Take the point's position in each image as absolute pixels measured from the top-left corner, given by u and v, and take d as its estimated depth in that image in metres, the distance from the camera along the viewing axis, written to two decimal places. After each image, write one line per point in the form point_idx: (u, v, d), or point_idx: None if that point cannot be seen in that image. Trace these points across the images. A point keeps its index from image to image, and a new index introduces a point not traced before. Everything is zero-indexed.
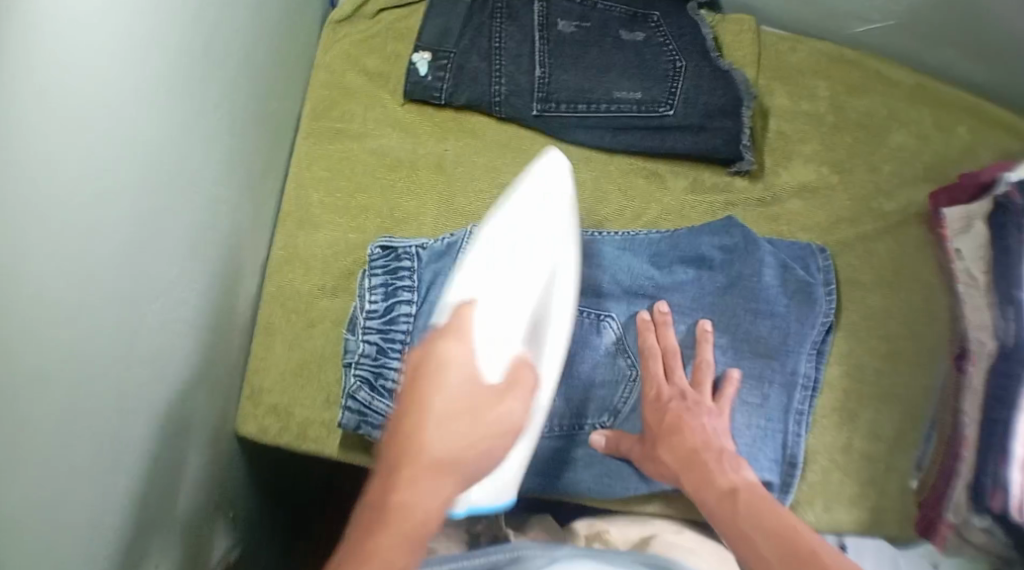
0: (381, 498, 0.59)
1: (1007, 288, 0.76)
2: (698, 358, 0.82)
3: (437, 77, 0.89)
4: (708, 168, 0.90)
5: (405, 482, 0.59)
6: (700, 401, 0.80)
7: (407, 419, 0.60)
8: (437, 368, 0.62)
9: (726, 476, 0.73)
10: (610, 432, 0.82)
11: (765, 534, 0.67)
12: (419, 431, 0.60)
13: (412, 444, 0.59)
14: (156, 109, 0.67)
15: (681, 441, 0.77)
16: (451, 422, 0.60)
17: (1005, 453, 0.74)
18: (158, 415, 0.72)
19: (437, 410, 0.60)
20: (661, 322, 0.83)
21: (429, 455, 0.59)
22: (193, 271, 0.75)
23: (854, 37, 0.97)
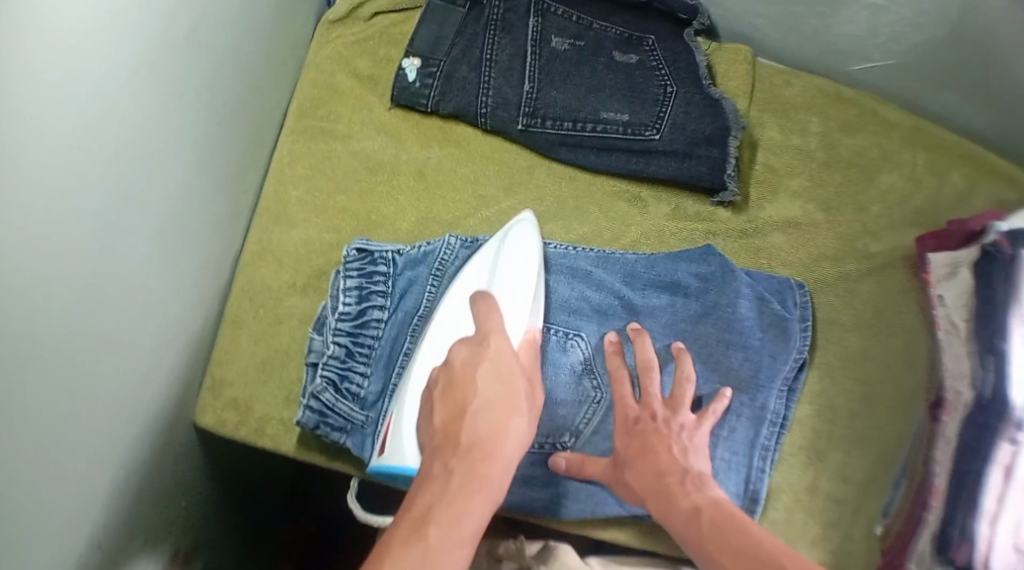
0: (465, 470, 0.65)
1: (990, 338, 0.75)
2: (679, 373, 0.81)
3: (425, 83, 0.90)
4: (692, 197, 0.89)
5: (486, 457, 0.65)
6: (671, 420, 0.79)
7: (480, 404, 0.68)
8: (496, 364, 0.71)
9: (693, 497, 0.73)
10: (573, 455, 0.80)
11: (735, 553, 0.67)
12: (502, 408, 0.68)
13: (500, 419, 0.67)
14: (134, 86, 0.67)
15: (647, 465, 0.76)
16: (519, 411, 0.68)
17: (975, 506, 0.72)
18: (116, 395, 0.72)
19: (509, 398, 0.69)
20: (637, 338, 0.82)
21: (505, 436, 0.67)
22: (159, 253, 0.74)
23: (850, 75, 0.96)
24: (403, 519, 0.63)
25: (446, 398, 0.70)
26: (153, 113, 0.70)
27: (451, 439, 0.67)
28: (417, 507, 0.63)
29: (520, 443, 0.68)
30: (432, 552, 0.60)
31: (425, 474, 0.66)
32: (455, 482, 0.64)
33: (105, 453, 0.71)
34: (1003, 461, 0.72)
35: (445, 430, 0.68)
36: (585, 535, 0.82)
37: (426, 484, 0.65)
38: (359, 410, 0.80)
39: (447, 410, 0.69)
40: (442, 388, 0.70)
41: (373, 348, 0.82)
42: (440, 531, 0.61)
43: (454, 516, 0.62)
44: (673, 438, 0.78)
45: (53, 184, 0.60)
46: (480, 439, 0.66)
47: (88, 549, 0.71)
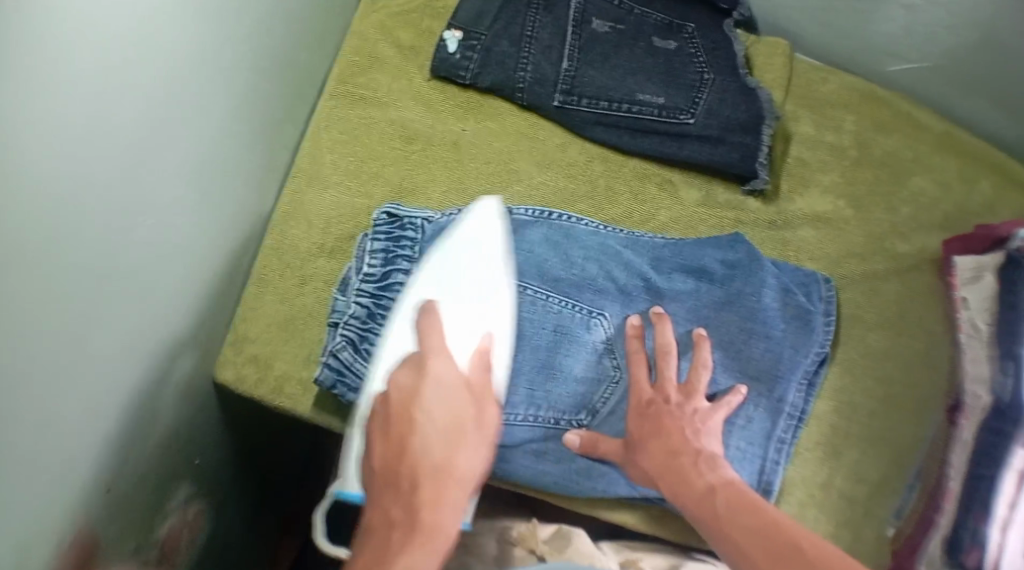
0: (409, 512, 0.69)
1: (1010, 345, 0.76)
2: (697, 361, 0.81)
3: (465, 56, 0.90)
4: (724, 185, 0.90)
5: (429, 496, 0.69)
6: (684, 405, 0.79)
7: (421, 442, 0.71)
8: (435, 396, 0.73)
9: (706, 477, 0.73)
10: (587, 433, 0.80)
11: (749, 532, 0.66)
12: (437, 450, 0.71)
13: (436, 463, 0.71)
14: (178, 27, 0.69)
15: (661, 445, 0.76)
16: (458, 447, 0.72)
17: (987, 512, 0.72)
18: (136, 337, 0.73)
19: (448, 438, 0.72)
20: (658, 321, 0.82)
21: (447, 473, 0.71)
22: (187, 201, 0.76)
23: (887, 75, 0.96)
24: (355, 567, 0.67)
25: (388, 432, 0.73)
26: (198, 62, 0.72)
27: (395, 480, 0.70)
28: (365, 554, 0.67)
29: (463, 477, 0.71)
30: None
31: (372, 516, 0.70)
32: (400, 525, 0.68)
33: (119, 393, 0.72)
34: (1016, 468, 0.72)
35: (389, 467, 0.71)
36: (595, 516, 0.83)
37: (374, 527, 0.69)
38: None
39: (390, 446, 0.72)
40: (384, 421, 0.73)
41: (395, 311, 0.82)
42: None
43: (403, 562, 0.66)
44: (683, 421, 0.78)
45: (95, 114, 0.63)
46: (422, 480, 0.70)
47: (96, 486, 0.72)
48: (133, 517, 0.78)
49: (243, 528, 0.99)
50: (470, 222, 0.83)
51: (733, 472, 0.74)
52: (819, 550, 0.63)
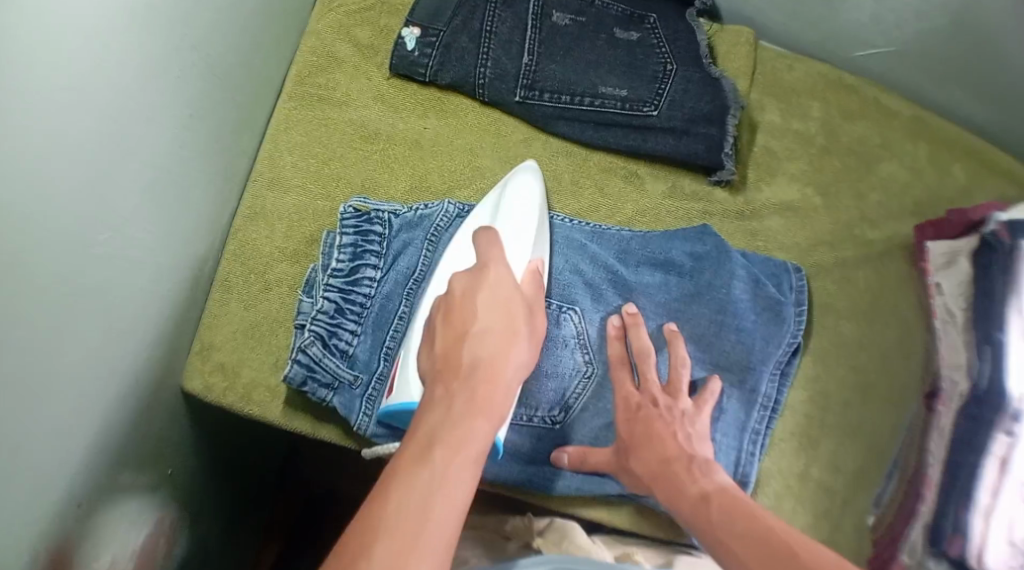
0: (467, 391, 0.63)
1: (988, 329, 0.75)
2: (675, 358, 0.80)
3: (424, 53, 0.89)
4: (690, 176, 0.89)
5: (491, 379, 0.64)
6: (673, 406, 0.78)
7: (480, 330, 0.66)
8: (492, 291, 0.68)
9: (702, 482, 0.71)
10: (574, 449, 0.80)
11: (747, 537, 0.64)
12: (501, 340, 0.66)
13: (500, 349, 0.65)
14: (128, 32, 0.68)
15: (653, 454, 0.75)
16: (519, 336, 0.67)
17: (968, 499, 0.71)
18: (101, 347, 0.72)
19: (510, 327, 0.67)
20: (632, 324, 0.81)
21: (507, 360, 0.65)
22: (147, 207, 0.75)
23: (853, 61, 0.95)
24: (407, 444, 0.61)
25: (446, 322, 0.67)
26: (151, 74, 0.71)
27: (452, 364, 0.65)
28: (418, 434, 0.62)
29: (522, 367, 0.66)
30: (435, 483, 0.59)
31: (426, 400, 0.64)
32: (456, 405, 0.63)
33: (86, 406, 0.71)
34: (998, 454, 0.71)
35: (444, 357, 0.65)
36: (571, 513, 0.82)
37: (427, 409, 0.63)
38: (347, 369, 0.80)
39: (445, 334, 0.66)
40: (441, 316, 0.68)
41: (365, 307, 0.82)
42: (445, 456, 0.60)
43: (457, 439, 0.61)
44: (676, 426, 0.76)
45: (49, 128, 0.62)
46: (482, 366, 0.64)
47: (66, 503, 0.70)
48: (108, 529, 0.77)
49: (219, 541, 0.97)
50: (521, 175, 0.84)
51: (728, 479, 0.71)
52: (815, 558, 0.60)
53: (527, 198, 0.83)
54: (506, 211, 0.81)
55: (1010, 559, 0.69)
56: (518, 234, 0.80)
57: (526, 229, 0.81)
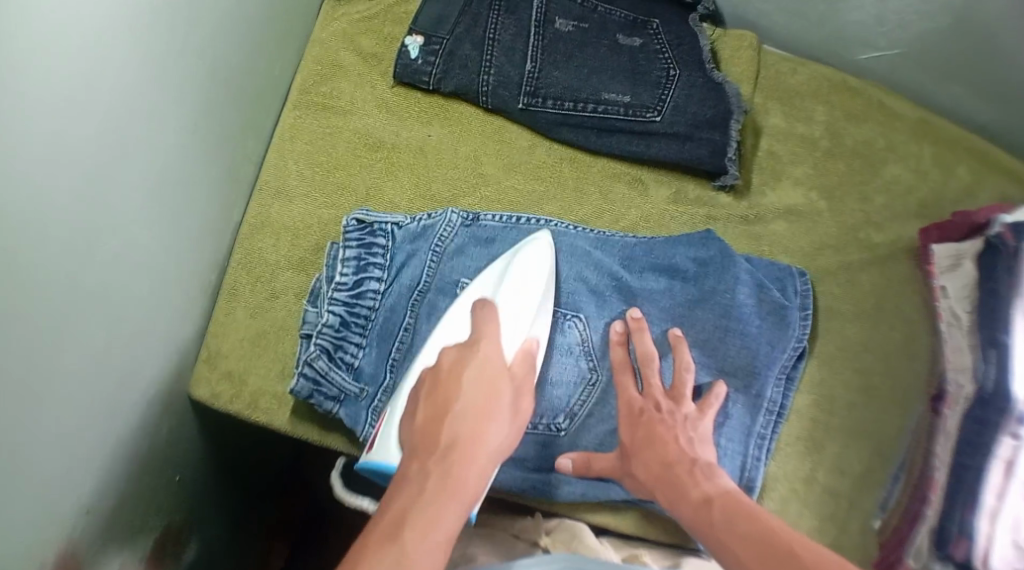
0: (442, 473, 0.64)
1: (993, 332, 0.74)
2: (677, 362, 0.81)
3: (427, 60, 0.90)
4: (693, 181, 0.89)
5: (462, 462, 0.64)
6: (675, 411, 0.78)
7: (462, 408, 0.67)
8: (481, 367, 0.70)
9: (703, 487, 0.70)
10: (579, 454, 0.81)
11: (747, 542, 0.63)
12: (482, 419, 0.67)
13: (480, 428, 0.66)
14: (133, 43, 0.69)
15: (655, 457, 0.75)
16: (499, 417, 0.68)
17: (974, 503, 0.71)
18: (106, 355, 0.73)
19: (491, 405, 0.68)
20: (636, 329, 0.82)
21: (483, 441, 0.66)
22: (152, 216, 0.75)
23: (857, 64, 0.95)
24: (380, 520, 0.61)
25: (429, 399, 0.69)
26: (154, 87, 0.72)
27: (430, 441, 0.66)
28: (390, 511, 0.62)
29: (502, 443, 0.68)
30: (406, 556, 0.59)
31: (401, 478, 0.64)
32: (429, 487, 0.63)
33: (93, 413, 0.72)
34: (1003, 457, 0.71)
35: (424, 434, 0.67)
36: (578, 518, 0.83)
37: (401, 488, 0.63)
38: (354, 381, 0.81)
39: (429, 410, 0.68)
40: (427, 389, 0.70)
41: (369, 319, 0.83)
42: (415, 537, 0.60)
43: (429, 519, 0.61)
44: (678, 431, 0.76)
45: (52, 139, 0.63)
46: (459, 445, 0.65)
47: (74, 509, 0.71)
48: (118, 536, 0.78)
49: (228, 546, 0.98)
50: (533, 243, 0.82)
51: (730, 481, 0.71)
52: (819, 555, 0.59)
53: (533, 269, 0.81)
54: (510, 280, 0.80)
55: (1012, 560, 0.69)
56: (518, 309, 0.79)
57: (526, 303, 0.79)
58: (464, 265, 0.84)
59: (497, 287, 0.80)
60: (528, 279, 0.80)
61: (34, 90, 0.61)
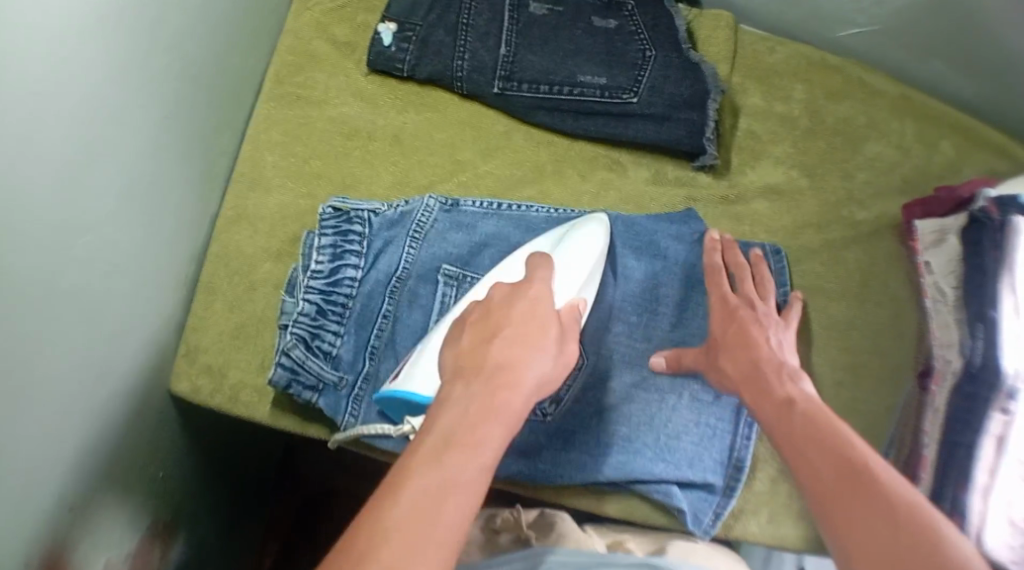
0: (486, 392, 0.59)
1: (980, 307, 0.74)
2: (756, 273, 0.82)
3: (401, 48, 0.89)
4: (671, 162, 0.89)
5: (506, 387, 0.60)
6: (767, 313, 0.79)
7: (507, 335, 0.63)
8: (533, 303, 0.66)
9: (773, 351, 0.74)
10: (670, 352, 0.81)
11: (827, 441, 0.63)
12: (524, 350, 0.63)
13: (522, 356, 0.62)
14: (99, 38, 0.68)
15: (747, 355, 0.75)
16: (544, 350, 0.63)
17: (966, 479, 0.71)
18: (82, 352, 0.72)
19: (538, 335, 0.64)
20: (728, 244, 0.83)
21: (525, 367, 0.62)
22: (126, 210, 0.74)
23: (834, 41, 0.94)
24: (421, 439, 0.57)
25: (477, 324, 0.65)
26: (124, 83, 0.71)
27: (474, 362, 0.62)
28: (434, 432, 0.57)
29: (546, 374, 0.63)
30: (453, 475, 0.55)
31: (442, 399, 0.60)
32: (474, 406, 0.59)
33: (70, 410, 0.71)
34: (995, 433, 0.71)
35: (468, 355, 0.63)
36: (562, 503, 0.82)
37: (442, 407, 0.59)
38: (332, 370, 0.80)
39: (476, 331, 0.64)
40: (477, 314, 0.66)
41: (347, 307, 0.82)
42: (457, 459, 0.56)
43: (474, 439, 0.57)
44: (758, 315, 0.78)
45: (20, 136, 0.62)
46: (501, 369, 0.61)
47: (55, 508, 0.70)
48: (105, 532, 0.77)
49: (217, 545, 0.98)
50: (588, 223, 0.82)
51: (797, 360, 0.75)
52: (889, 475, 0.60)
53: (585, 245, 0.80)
54: (565, 248, 0.80)
55: (1011, 539, 0.67)
56: (566, 276, 0.79)
57: (575, 269, 0.79)
58: (443, 245, 0.83)
59: (555, 249, 0.80)
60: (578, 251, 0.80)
61: (12, 85, 0.60)
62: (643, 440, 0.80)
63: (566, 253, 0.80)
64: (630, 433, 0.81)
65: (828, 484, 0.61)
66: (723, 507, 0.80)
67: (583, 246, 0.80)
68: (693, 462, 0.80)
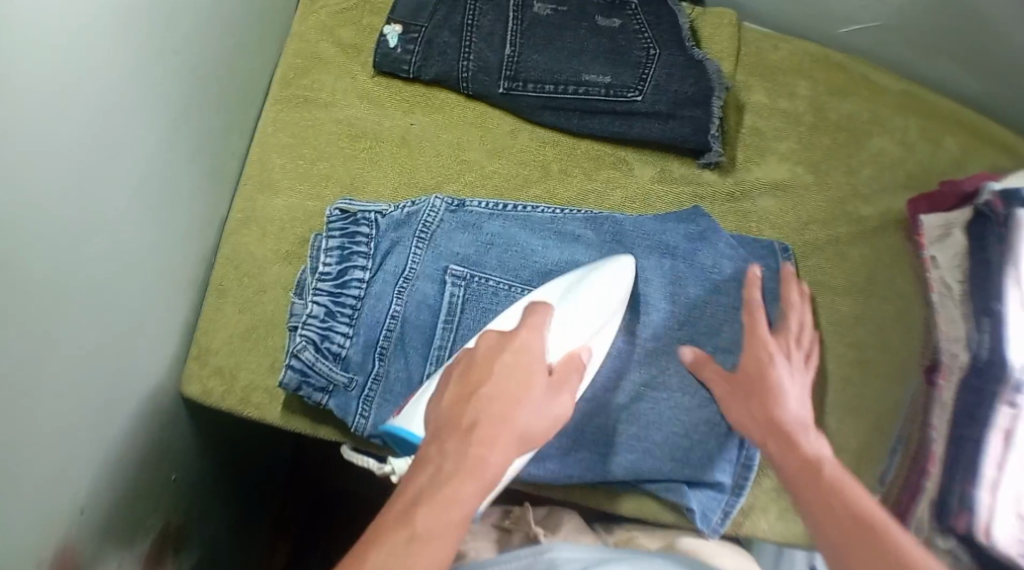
0: (463, 451, 0.61)
1: (986, 301, 0.75)
2: (787, 300, 0.82)
3: (406, 49, 0.90)
4: (678, 160, 0.89)
5: (486, 443, 0.62)
6: (794, 359, 0.79)
7: (490, 391, 0.65)
8: (518, 355, 0.68)
9: (799, 407, 0.75)
10: (700, 351, 0.81)
11: (835, 499, 0.65)
12: (510, 404, 0.64)
13: (507, 407, 0.64)
14: (107, 44, 0.68)
15: (771, 405, 0.75)
16: (528, 404, 0.65)
17: (975, 474, 0.71)
18: (95, 355, 0.72)
19: (520, 390, 0.65)
20: (788, 277, 0.83)
21: (510, 422, 0.64)
22: (136, 214, 0.75)
23: (839, 38, 0.94)
24: (399, 497, 0.60)
25: (461, 377, 0.66)
26: (132, 89, 0.72)
27: (454, 418, 0.63)
28: (408, 491, 0.60)
29: (528, 425, 0.65)
30: (417, 532, 0.58)
31: (421, 455, 0.62)
32: (451, 464, 0.61)
33: (84, 412, 0.71)
34: (1002, 426, 0.71)
35: (449, 411, 0.64)
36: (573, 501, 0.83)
37: (419, 467, 0.62)
38: (342, 371, 0.81)
39: (460, 387, 0.66)
40: (461, 368, 0.67)
41: (356, 309, 0.82)
42: (429, 516, 0.58)
43: (446, 499, 0.59)
44: (789, 363, 0.79)
45: (31, 141, 0.62)
46: (481, 424, 0.63)
47: (69, 511, 0.71)
48: (117, 535, 0.77)
49: (228, 546, 0.98)
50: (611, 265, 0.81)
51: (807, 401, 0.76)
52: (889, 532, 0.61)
53: (603, 292, 0.80)
54: (579, 294, 0.79)
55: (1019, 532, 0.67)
56: (578, 323, 0.78)
57: (588, 321, 0.78)
58: (449, 246, 0.84)
59: (565, 296, 0.79)
60: (596, 300, 0.79)
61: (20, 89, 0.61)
62: (654, 439, 0.81)
63: (579, 301, 0.79)
64: (639, 432, 0.81)
65: (838, 538, 0.62)
66: (733, 504, 0.80)
67: (601, 294, 0.80)
68: (702, 460, 0.80)
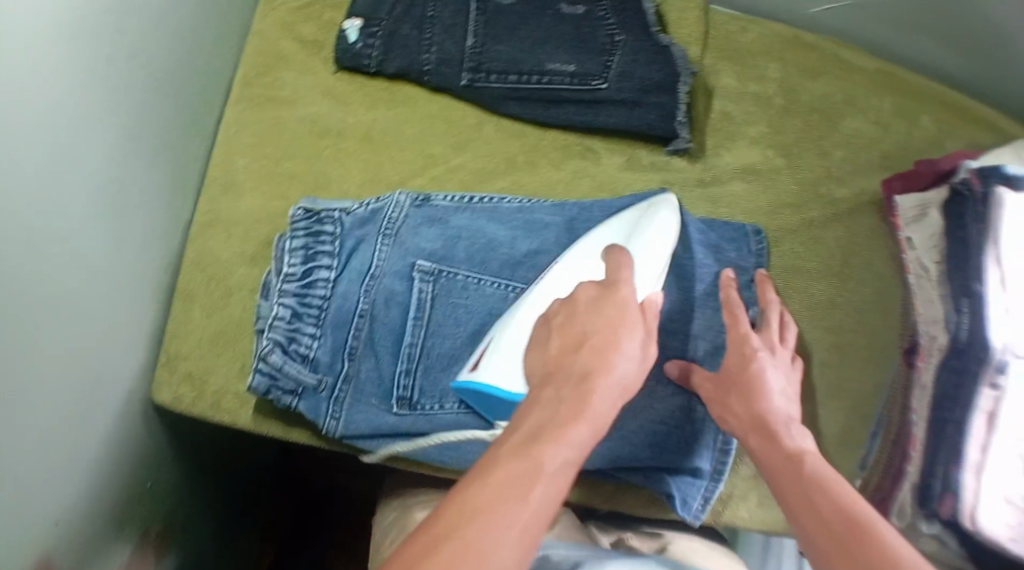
0: (578, 393, 0.60)
1: (965, 281, 0.73)
2: (765, 299, 0.80)
3: (367, 44, 0.89)
4: (644, 146, 0.88)
5: (600, 388, 0.60)
6: (777, 354, 0.76)
7: (595, 335, 0.63)
8: (620, 301, 0.65)
9: (779, 405, 0.72)
10: (684, 363, 0.79)
11: (828, 500, 0.62)
12: (614, 345, 0.62)
13: (612, 351, 0.62)
14: (57, 51, 0.67)
15: (754, 402, 0.72)
16: (630, 345, 0.63)
17: (958, 456, 0.69)
18: (63, 366, 0.71)
19: (618, 331, 0.63)
20: (762, 282, 0.81)
21: (613, 367, 0.62)
22: (98, 222, 0.74)
23: (810, 18, 0.93)
24: (515, 433, 0.59)
25: (562, 326, 0.65)
26: (87, 95, 0.71)
27: (564, 364, 0.62)
28: (527, 424, 0.59)
29: (633, 373, 0.63)
30: (541, 464, 0.57)
31: (533, 396, 0.61)
32: (566, 406, 0.60)
33: (54, 425, 0.71)
34: (985, 408, 0.69)
35: (556, 356, 0.63)
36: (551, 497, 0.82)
37: (533, 407, 0.60)
38: (311, 373, 0.80)
39: (561, 333, 0.64)
40: (561, 313, 0.66)
41: (322, 309, 0.81)
42: (550, 451, 0.57)
43: (565, 437, 0.58)
44: (772, 358, 0.75)
45: None
46: (592, 369, 0.61)
47: (45, 524, 0.70)
48: (95, 545, 0.77)
49: (214, 552, 0.98)
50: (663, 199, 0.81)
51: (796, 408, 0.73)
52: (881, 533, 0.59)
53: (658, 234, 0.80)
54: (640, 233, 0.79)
55: (1008, 516, 0.67)
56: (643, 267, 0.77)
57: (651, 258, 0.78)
58: (415, 240, 0.83)
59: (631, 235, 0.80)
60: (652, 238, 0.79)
61: None
62: (630, 429, 0.79)
63: (645, 242, 0.79)
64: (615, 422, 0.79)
65: (829, 540, 0.60)
66: (715, 489, 0.79)
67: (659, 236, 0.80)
68: (680, 447, 0.79)
